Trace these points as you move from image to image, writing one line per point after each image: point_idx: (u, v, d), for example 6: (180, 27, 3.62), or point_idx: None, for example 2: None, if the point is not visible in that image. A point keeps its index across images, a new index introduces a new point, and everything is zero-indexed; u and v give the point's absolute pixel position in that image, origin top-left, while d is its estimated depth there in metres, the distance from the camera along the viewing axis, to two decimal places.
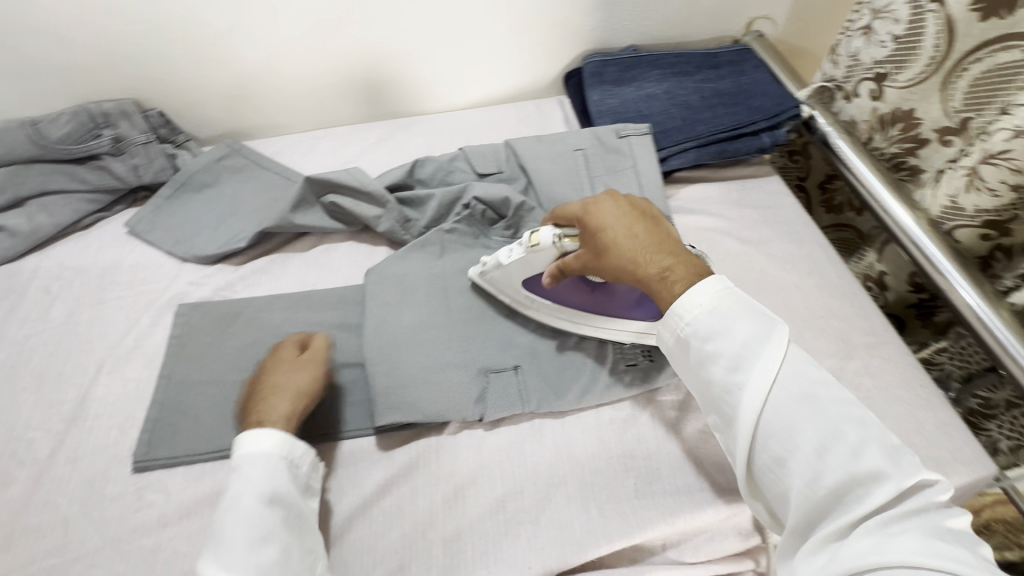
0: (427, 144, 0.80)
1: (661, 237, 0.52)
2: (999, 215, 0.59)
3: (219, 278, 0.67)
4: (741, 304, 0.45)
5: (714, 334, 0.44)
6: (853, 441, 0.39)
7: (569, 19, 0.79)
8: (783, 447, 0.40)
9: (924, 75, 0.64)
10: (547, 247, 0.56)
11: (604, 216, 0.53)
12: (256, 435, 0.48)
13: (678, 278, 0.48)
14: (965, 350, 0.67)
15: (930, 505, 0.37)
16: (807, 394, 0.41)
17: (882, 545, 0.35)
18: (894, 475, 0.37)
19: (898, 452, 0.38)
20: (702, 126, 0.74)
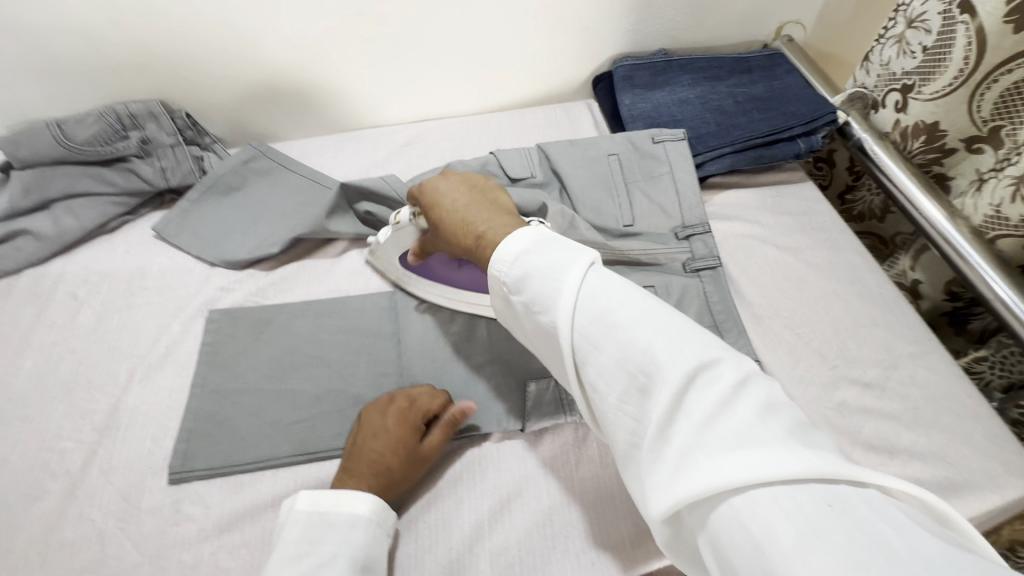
0: (456, 147, 0.79)
1: (489, 203, 0.52)
2: None
3: (249, 283, 0.65)
4: (549, 245, 0.43)
5: (523, 283, 0.42)
6: (645, 353, 0.35)
7: (602, 23, 0.78)
8: (609, 378, 0.36)
9: (951, 87, 0.63)
10: (406, 225, 0.57)
11: (439, 195, 0.53)
12: (348, 496, 0.47)
13: (495, 235, 0.47)
14: (1007, 359, 0.65)
15: (739, 394, 0.32)
16: (605, 310, 0.38)
17: (705, 470, 0.30)
18: (677, 363, 0.34)
19: (681, 335, 0.35)
20: (737, 131, 0.73)
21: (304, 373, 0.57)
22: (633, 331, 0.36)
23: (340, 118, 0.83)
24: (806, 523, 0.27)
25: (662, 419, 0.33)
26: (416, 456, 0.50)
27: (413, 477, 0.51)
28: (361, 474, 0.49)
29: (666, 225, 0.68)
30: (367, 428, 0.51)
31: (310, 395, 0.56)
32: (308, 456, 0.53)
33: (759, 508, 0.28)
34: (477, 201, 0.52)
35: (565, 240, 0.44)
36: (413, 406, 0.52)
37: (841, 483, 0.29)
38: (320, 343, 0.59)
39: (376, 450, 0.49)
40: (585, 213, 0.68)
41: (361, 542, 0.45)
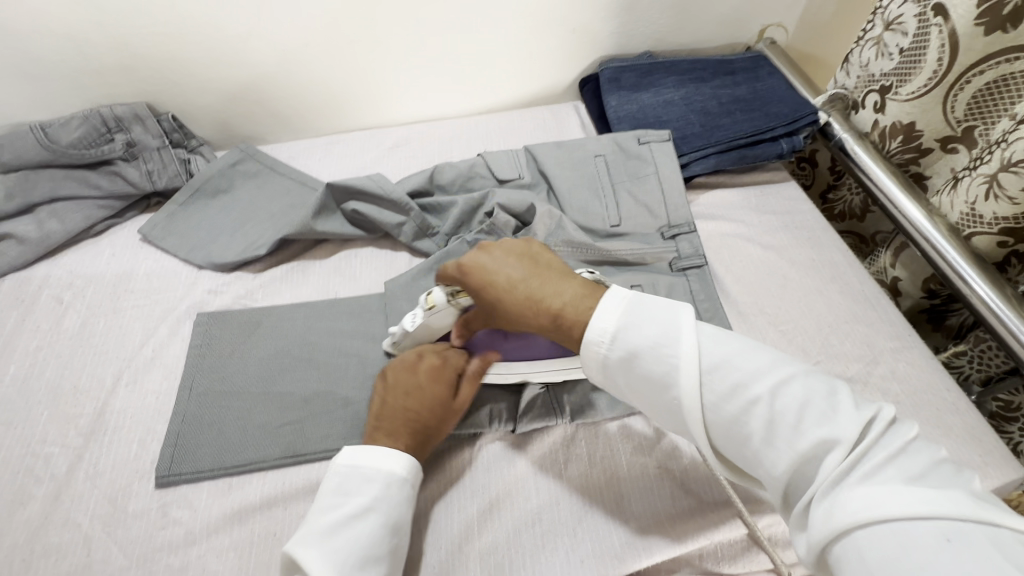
0: (445, 148, 0.79)
1: (545, 270, 0.48)
2: (1017, 222, 0.59)
3: (237, 286, 0.65)
4: (647, 313, 0.42)
5: (632, 360, 0.41)
6: (788, 415, 0.36)
7: (587, 26, 0.79)
8: (734, 431, 0.38)
9: (927, 88, 0.64)
10: (441, 308, 0.53)
11: (485, 270, 0.49)
12: (385, 454, 0.47)
13: (575, 309, 0.44)
14: (985, 353, 0.66)
15: (879, 440, 0.35)
16: (738, 380, 0.38)
17: (835, 511, 0.33)
18: (834, 435, 0.35)
19: (828, 404, 0.36)
20: (722, 132, 0.74)
21: (293, 375, 0.57)
22: (770, 391, 0.37)
23: (329, 120, 0.83)
24: (918, 554, 0.30)
25: (789, 466, 0.36)
26: (448, 410, 0.51)
27: (446, 430, 0.52)
28: (396, 432, 0.49)
29: (652, 224, 0.69)
30: (398, 387, 0.52)
31: (299, 397, 0.56)
32: (297, 459, 0.53)
33: (883, 539, 0.31)
34: (532, 271, 0.48)
35: (651, 299, 0.43)
36: (441, 360, 0.53)
37: (969, 523, 0.31)
38: (308, 346, 0.59)
39: (410, 408, 0.50)
40: (573, 214, 0.69)
41: (394, 500, 0.46)
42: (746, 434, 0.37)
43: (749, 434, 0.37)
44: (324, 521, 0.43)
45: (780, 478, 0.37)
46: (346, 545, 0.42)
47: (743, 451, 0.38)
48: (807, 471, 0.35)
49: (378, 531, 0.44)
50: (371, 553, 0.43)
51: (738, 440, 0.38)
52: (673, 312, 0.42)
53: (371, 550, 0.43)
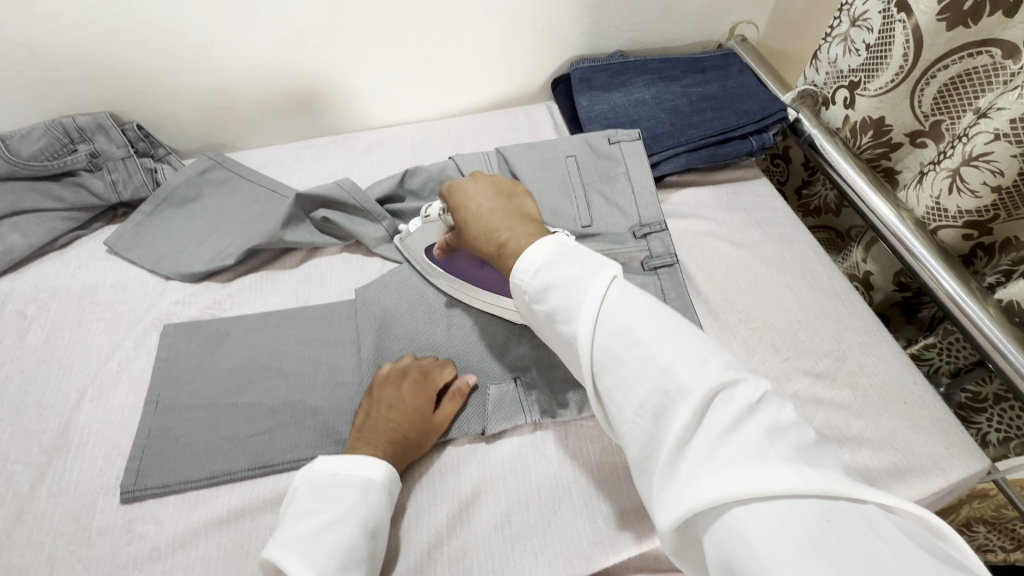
0: (417, 152, 0.79)
1: (515, 210, 0.51)
2: (980, 215, 0.59)
3: (205, 296, 0.64)
4: (574, 254, 0.42)
5: (544, 292, 0.42)
6: (663, 364, 0.35)
7: (556, 26, 0.79)
8: (616, 377, 0.37)
9: (894, 83, 0.64)
10: (435, 221, 0.60)
11: (466, 196, 0.54)
12: (365, 461, 0.48)
13: (517, 243, 0.47)
14: (954, 345, 0.66)
15: (758, 413, 0.33)
16: (624, 325, 0.37)
17: (709, 483, 0.31)
18: (699, 384, 0.33)
19: (700, 355, 0.35)
20: (692, 130, 0.74)
21: (261, 386, 0.57)
22: (652, 344, 0.36)
23: (300, 126, 0.82)
24: (799, 536, 0.28)
25: (657, 418, 0.34)
26: (428, 423, 0.53)
27: (425, 444, 0.53)
28: (377, 440, 0.51)
29: (624, 224, 0.69)
30: (381, 399, 0.54)
31: (267, 407, 0.55)
32: (264, 469, 0.52)
33: (762, 519, 0.29)
34: (504, 208, 0.52)
35: (587, 250, 0.43)
36: (421, 374, 0.55)
37: (840, 500, 0.30)
38: (276, 355, 0.59)
39: (393, 418, 0.52)
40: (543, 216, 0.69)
41: (372, 504, 0.46)
42: (618, 374, 0.37)
43: (621, 376, 0.36)
44: (303, 527, 0.43)
45: (645, 428, 0.35)
46: (326, 548, 0.41)
47: (616, 401, 0.37)
48: (671, 425, 0.33)
49: (357, 532, 0.44)
50: (351, 556, 0.42)
51: (611, 382, 0.37)
52: (599, 262, 0.42)
53: (350, 553, 0.42)
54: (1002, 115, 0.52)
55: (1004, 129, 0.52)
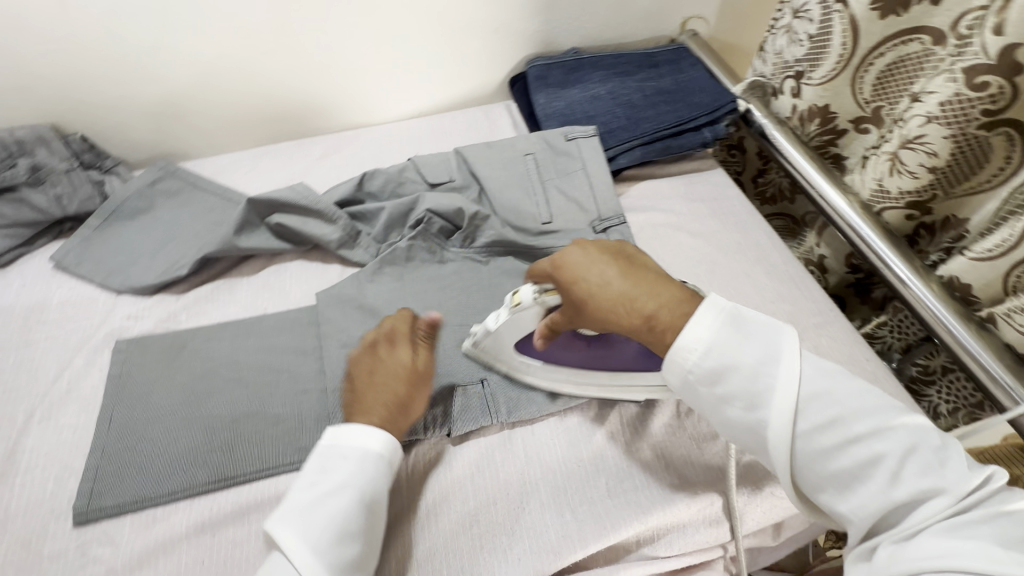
0: (375, 155, 0.78)
1: (640, 271, 0.47)
2: (919, 196, 0.61)
3: (159, 309, 0.63)
4: (746, 329, 0.42)
5: (719, 375, 0.41)
6: (893, 459, 0.36)
7: (509, 25, 0.80)
8: (831, 469, 0.38)
9: (835, 72, 0.66)
10: (529, 307, 0.51)
11: (576, 266, 0.48)
12: (356, 429, 0.48)
13: (669, 312, 0.44)
14: (903, 323, 0.70)
15: (979, 501, 0.34)
16: (835, 416, 0.38)
17: (908, 553, 0.33)
18: (945, 488, 0.35)
19: (938, 458, 0.36)
20: (646, 124, 0.76)
21: (220, 397, 0.56)
22: (871, 434, 0.37)
23: (255, 132, 0.81)
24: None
25: (873, 510, 0.36)
26: (417, 373, 0.53)
27: (421, 395, 0.52)
28: (369, 407, 0.50)
29: (584, 219, 0.70)
30: (360, 370, 0.53)
31: (227, 419, 0.54)
32: (226, 482, 0.51)
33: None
34: (625, 273, 0.47)
35: (751, 316, 0.42)
36: (392, 334, 0.55)
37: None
38: (236, 365, 0.57)
39: (375, 382, 0.52)
40: (503, 214, 0.69)
41: (371, 476, 0.46)
42: (832, 466, 0.38)
43: (837, 470, 0.38)
44: (302, 499, 0.44)
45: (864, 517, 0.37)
46: (320, 524, 0.42)
47: (820, 486, 0.39)
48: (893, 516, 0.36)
49: (353, 507, 0.44)
50: (345, 531, 0.43)
51: (817, 468, 0.38)
52: (774, 329, 0.42)
53: (344, 527, 0.43)
54: (933, 98, 0.54)
55: (935, 112, 0.54)
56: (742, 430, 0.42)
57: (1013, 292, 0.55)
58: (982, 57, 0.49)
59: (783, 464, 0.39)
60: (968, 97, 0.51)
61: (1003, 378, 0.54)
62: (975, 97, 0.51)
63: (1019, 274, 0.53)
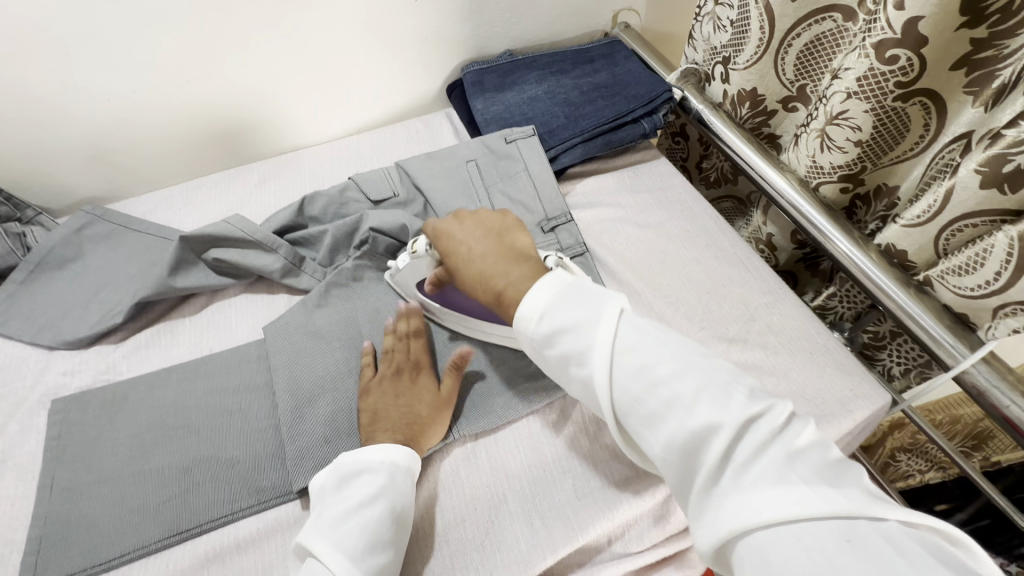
0: (315, 176, 0.76)
1: (507, 249, 0.53)
2: (851, 168, 0.62)
3: (97, 362, 0.60)
4: (575, 295, 0.45)
5: (553, 338, 0.44)
6: (689, 398, 0.38)
7: (438, 33, 0.78)
8: (636, 412, 0.40)
9: (758, 55, 0.66)
10: (423, 255, 0.57)
11: (455, 236, 0.55)
12: (382, 447, 0.49)
13: (515, 290, 0.49)
14: (849, 292, 0.71)
15: (775, 438, 0.35)
16: (642, 365, 0.40)
17: (736, 508, 0.33)
18: (731, 421, 0.36)
19: (727, 391, 0.37)
20: (585, 120, 0.76)
21: (169, 447, 0.53)
22: (672, 377, 0.39)
23: (187, 164, 0.78)
24: (820, 560, 0.30)
25: (683, 449, 0.37)
26: (440, 400, 0.55)
27: (444, 419, 0.54)
28: (393, 425, 0.52)
29: (531, 221, 0.69)
30: (385, 388, 0.55)
31: (178, 469, 0.52)
32: (182, 536, 0.49)
33: (785, 543, 0.31)
34: (497, 248, 0.53)
35: (586, 286, 0.45)
36: (415, 354, 0.58)
37: (862, 521, 0.31)
38: (183, 412, 0.55)
39: (401, 404, 0.54)
40: None
41: (398, 486, 0.48)
42: (644, 408, 0.39)
43: (647, 411, 0.39)
44: (331, 514, 0.45)
45: (690, 464, 0.37)
46: (353, 535, 0.44)
47: (640, 429, 0.40)
48: (702, 456, 0.36)
49: (384, 518, 0.45)
50: (377, 540, 0.44)
51: (630, 409, 0.40)
52: (602, 295, 0.45)
53: (376, 537, 0.44)
54: (850, 74, 0.55)
55: (854, 88, 0.55)
56: (578, 387, 0.44)
57: (943, 255, 0.55)
58: (890, 33, 0.50)
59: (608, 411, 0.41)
60: (881, 71, 0.52)
61: (943, 338, 0.55)
62: (889, 70, 0.52)
63: (947, 236, 0.53)
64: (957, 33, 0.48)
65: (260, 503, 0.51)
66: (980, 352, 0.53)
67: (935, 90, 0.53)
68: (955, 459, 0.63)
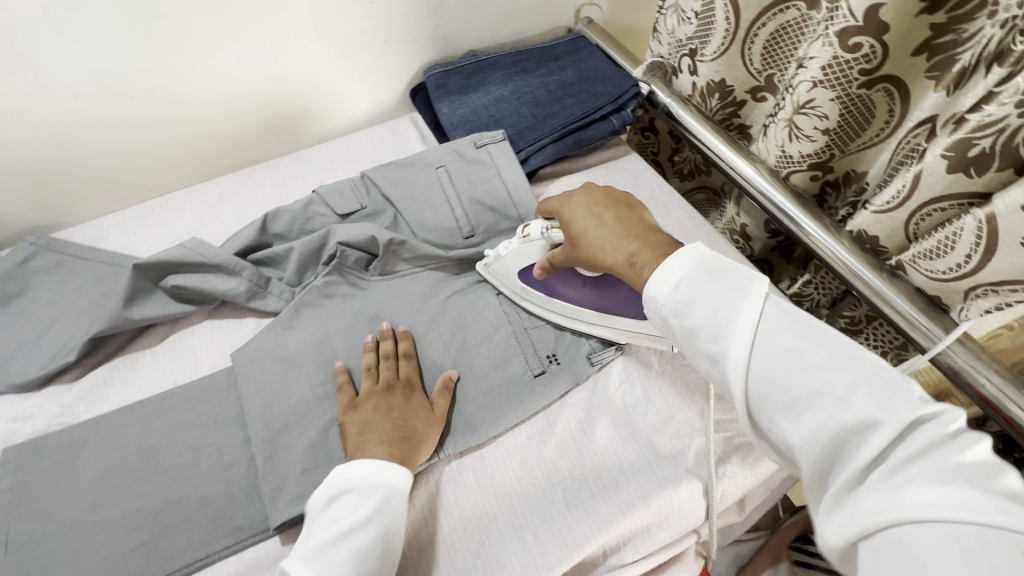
0: (278, 191, 0.73)
1: (632, 223, 0.50)
2: (819, 157, 0.62)
3: (51, 403, 0.56)
4: (719, 269, 0.40)
5: (687, 307, 0.40)
6: (842, 388, 0.33)
7: (399, 36, 0.76)
8: (775, 395, 0.35)
9: (725, 46, 0.66)
10: (537, 239, 0.57)
11: (575, 211, 0.53)
12: (375, 465, 0.47)
13: (648, 257, 0.45)
14: (825, 279, 0.72)
15: (937, 443, 0.31)
16: (789, 345, 0.36)
17: (891, 502, 0.29)
18: (890, 419, 0.31)
19: (889, 389, 0.32)
20: (554, 120, 0.74)
21: (136, 490, 0.50)
22: (825, 364, 0.34)
23: (140, 184, 0.74)
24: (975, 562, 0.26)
25: (829, 442, 0.32)
26: (433, 416, 0.53)
27: (435, 437, 0.52)
28: (388, 435, 0.50)
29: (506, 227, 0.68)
30: (374, 402, 0.53)
31: (146, 514, 0.49)
32: None
33: (931, 542, 0.28)
34: (622, 223, 0.50)
35: (725, 261, 0.41)
36: (405, 371, 0.56)
37: None
38: (148, 451, 0.52)
39: (393, 415, 0.51)
40: (422, 234, 0.67)
41: (391, 510, 0.45)
42: (783, 394, 0.35)
43: (789, 397, 0.34)
44: (319, 539, 0.42)
45: (825, 457, 0.33)
46: (342, 562, 0.41)
47: (774, 418, 0.35)
48: (848, 451, 0.32)
49: (376, 544, 0.42)
50: (367, 568, 0.41)
51: (767, 392, 0.36)
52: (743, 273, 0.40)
53: (366, 565, 0.41)
54: (815, 63, 0.54)
55: (819, 77, 0.54)
56: (706, 362, 0.39)
57: (914, 238, 0.55)
58: (851, 20, 0.49)
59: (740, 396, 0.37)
60: (845, 59, 0.52)
61: (918, 320, 0.56)
62: (852, 58, 0.51)
63: (918, 220, 0.53)
64: (917, 18, 0.48)
65: (238, 542, 0.49)
66: (955, 333, 0.54)
67: (897, 76, 0.53)
68: None
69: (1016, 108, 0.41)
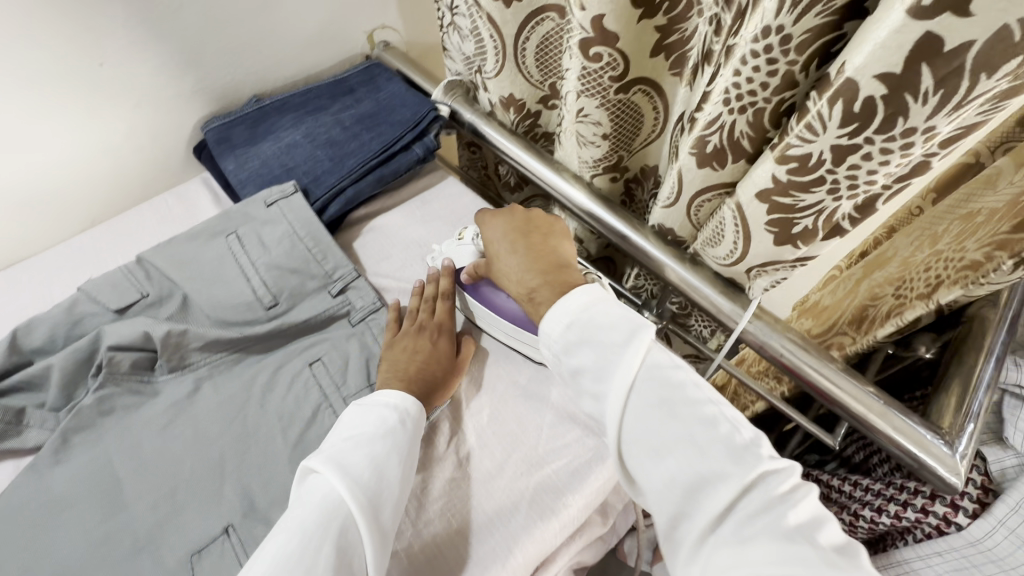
0: (41, 294, 0.62)
1: (541, 253, 0.53)
2: (609, 159, 0.63)
3: None
4: (613, 313, 0.45)
5: (574, 346, 0.45)
6: (703, 444, 0.39)
7: (154, 95, 0.67)
8: (647, 435, 0.41)
9: (500, 65, 0.65)
10: (468, 243, 0.61)
11: (493, 231, 0.56)
12: (393, 392, 0.51)
13: (545, 293, 0.50)
14: (648, 272, 0.73)
15: (773, 502, 0.37)
16: (663, 398, 0.42)
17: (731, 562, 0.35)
18: (738, 473, 0.37)
19: (744, 447, 0.39)
20: (352, 159, 0.70)
21: None
22: (676, 422, 0.41)
23: None
24: None
25: (676, 495, 0.39)
26: (452, 362, 0.57)
27: (449, 386, 0.56)
28: (409, 377, 0.53)
29: (316, 286, 0.62)
30: (406, 342, 0.56)
31: None
32: None
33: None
34: (534, 254, 0.53)
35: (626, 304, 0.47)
36: (440, 316, 0.59)
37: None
38: None
39: (421, 360, 0.55)
40: (216, 313, 0.60)
41: (405, 430, 0.49)
42: (654, 442, 0.41)
43: (656, 442, 0.41)
44: (339, 444, 0.46)
45: (677, 508, 0.39)
46: (361, 462, 0.45)
47: (637, 466, 0.42)
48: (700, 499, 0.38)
49: (390, 454, 0.46)
50: (382, 472, 0.45)
51: (638, 440, 0.42)
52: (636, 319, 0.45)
53: (382, 469, 0.45)
54: (572, 75, 0.54)
55: (580, 87, 0.54)
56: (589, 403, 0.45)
57: (699, 228, 0.56)
58: (586, 33, 0.48)
59: (614, 433, 0.43)
60: (594, 69, 0.51)
61: (722, 304, 0.57)
62: (599, 68, 0.51)
63: (696, 210, 0.54)
64: (640, 25, 0.48)
65: None
66: (750, 311, 0.56)
67: (646, 77, 0.54)
68: (778, 405, 0.66)
69: (724, 106, 0.41)
